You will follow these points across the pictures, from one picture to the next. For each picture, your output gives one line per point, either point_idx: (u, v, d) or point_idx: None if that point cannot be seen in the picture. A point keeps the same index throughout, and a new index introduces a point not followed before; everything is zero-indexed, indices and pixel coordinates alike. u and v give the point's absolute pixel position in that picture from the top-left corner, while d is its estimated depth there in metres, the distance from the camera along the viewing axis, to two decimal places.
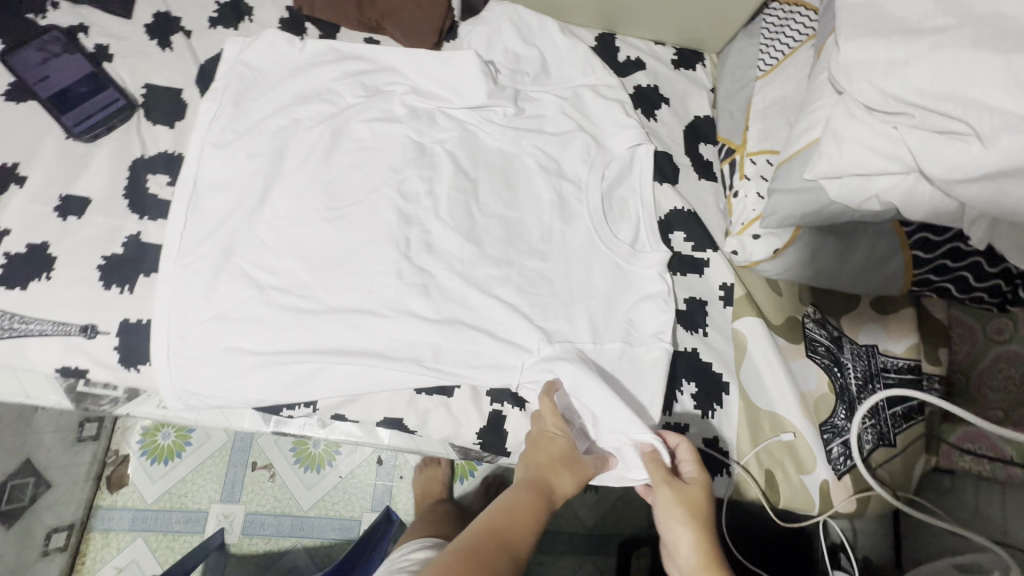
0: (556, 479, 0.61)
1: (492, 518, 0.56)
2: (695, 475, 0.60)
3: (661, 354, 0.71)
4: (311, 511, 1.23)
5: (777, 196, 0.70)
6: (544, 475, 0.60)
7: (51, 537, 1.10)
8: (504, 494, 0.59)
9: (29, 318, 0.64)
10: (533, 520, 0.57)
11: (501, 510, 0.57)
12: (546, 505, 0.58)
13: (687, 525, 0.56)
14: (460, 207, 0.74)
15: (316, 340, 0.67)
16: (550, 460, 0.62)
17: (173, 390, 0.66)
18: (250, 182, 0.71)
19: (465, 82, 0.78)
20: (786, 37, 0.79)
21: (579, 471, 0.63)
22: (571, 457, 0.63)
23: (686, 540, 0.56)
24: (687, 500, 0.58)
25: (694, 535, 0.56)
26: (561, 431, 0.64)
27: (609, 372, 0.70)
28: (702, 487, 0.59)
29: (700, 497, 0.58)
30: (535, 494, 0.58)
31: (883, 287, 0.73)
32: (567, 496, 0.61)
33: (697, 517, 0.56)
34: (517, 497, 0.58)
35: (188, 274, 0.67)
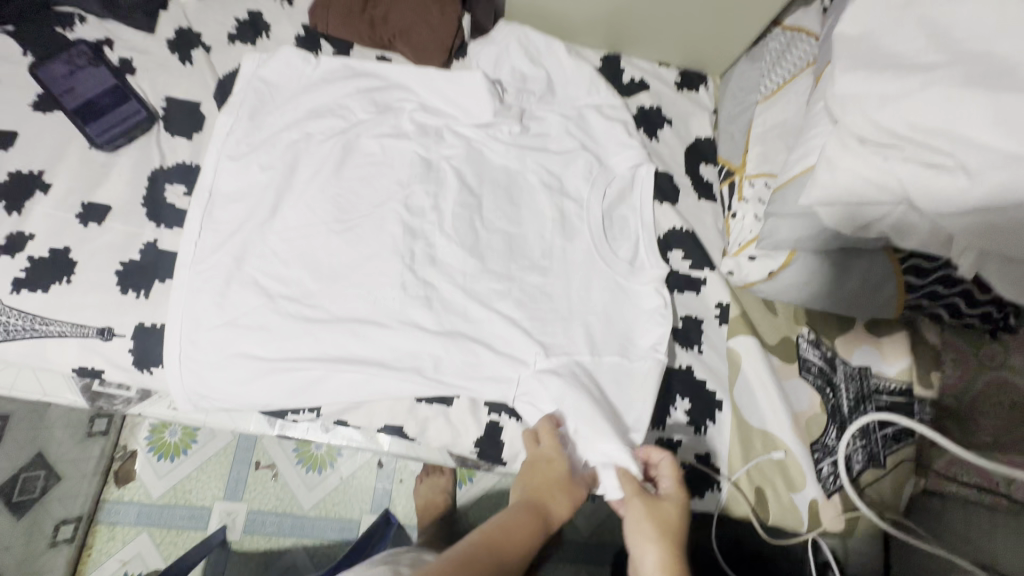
0: (552, 503, 0.62)
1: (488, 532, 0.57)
2: (670, 492, 0.62)
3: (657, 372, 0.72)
4: (312, 511, 1.26)
5: (774, 220, 0.72)
6: (540, 499, 0.62)
7: (59, 529, 1.14)
8: (501, 513, 0.59)
9: (50, 319, 0.67)
10: (528, 540, 0.58)
11: (498, 525, 0.57)
12: (541, 528, 0.59)
13: (653, 543, 0.57)
14: (464, 222, 0.77)
15: (322, 348, 0.69)
16: (548, 484, 0.63)
17: (184, 392, 0.69)
18: (263, 194, 0.74)
19: (473, 101, 0.80)
20: (790, 62, 0.82)
21: (575, 498, 0.64)
22: (568, 483, 0.64)
23: (651, 557, 0.56)
24: (659, 517, 0.59)
25: (660, 552, 0.56)
26: (561, 456, 0.66)
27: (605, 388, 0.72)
28: (676, 505, 0.60)
29: (671, 514, 0.59)
30: (532, 516, 0.60)
31: (877, 312, 0.73)
32: (562, 521, 0.62)
33: (666, 535, 0.57)
34: (514, 516, 0.59)
35: (201, 281, 0.70)
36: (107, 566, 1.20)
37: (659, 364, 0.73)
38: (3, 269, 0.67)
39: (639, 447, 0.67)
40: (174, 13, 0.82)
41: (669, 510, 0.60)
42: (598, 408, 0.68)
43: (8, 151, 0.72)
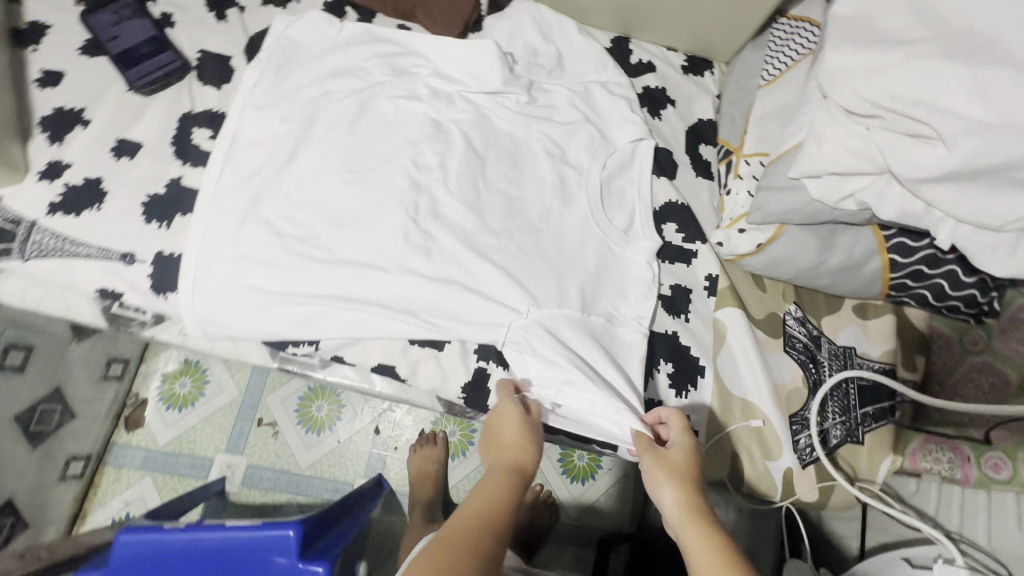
0: (520, 455, 0.63)
1: (470, 512, 0.56)
2: (678, 441, 0.64)
3: (638, 337, 0.76)
4: (308, 470, 1.31)
5: (763, 193, 0.74)
6: (510, 459, 0.63)
7: (69, 465, 1.20)
8: (477, 488, 0.60)
9: (79, 241, 0.73)
10: (508, 499, 0.59)
11: (476, 500, 0.58)
12: (517, 481, 0.61)
13: (667, 485, 0.59)
14: (468, 180, 0.81)
15: (324, 286, 0.74)
16: (511, 440, 0.65)
17: (194, 318, 0.74)
18: (282, 142, 0.79)
19: (484, 69, 0.85)
20: (792, 50, 0.85)
21: (539, 442, 0.66)
22: (528, 430, 0.66)
23: (669, 498, 0.59)
24: (670, 463, 0.61)
25: (675, 490, 0.58)
26: (513, 409, 0.67)
27: (590, 343, 0.74)
28: (684, 451, 0.63)
29: (682, 460, 0.62)
30: (505, 477, 0.61)
31: (863, 288, 0.75)
32: (535, 462, 0.64)
33: (679, 477, 0.60)
34: (491, 485, 0.60)
35: (220, 217, 0.75)
36: (111, 506, 1.26)
37: (641, 334, 0.77)
38: (42, 193, 0.73)
39: (648, 413, 0.70)
40: None
41: (679, 457, 0.62)
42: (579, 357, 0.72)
43: (56, 89, 0.78)
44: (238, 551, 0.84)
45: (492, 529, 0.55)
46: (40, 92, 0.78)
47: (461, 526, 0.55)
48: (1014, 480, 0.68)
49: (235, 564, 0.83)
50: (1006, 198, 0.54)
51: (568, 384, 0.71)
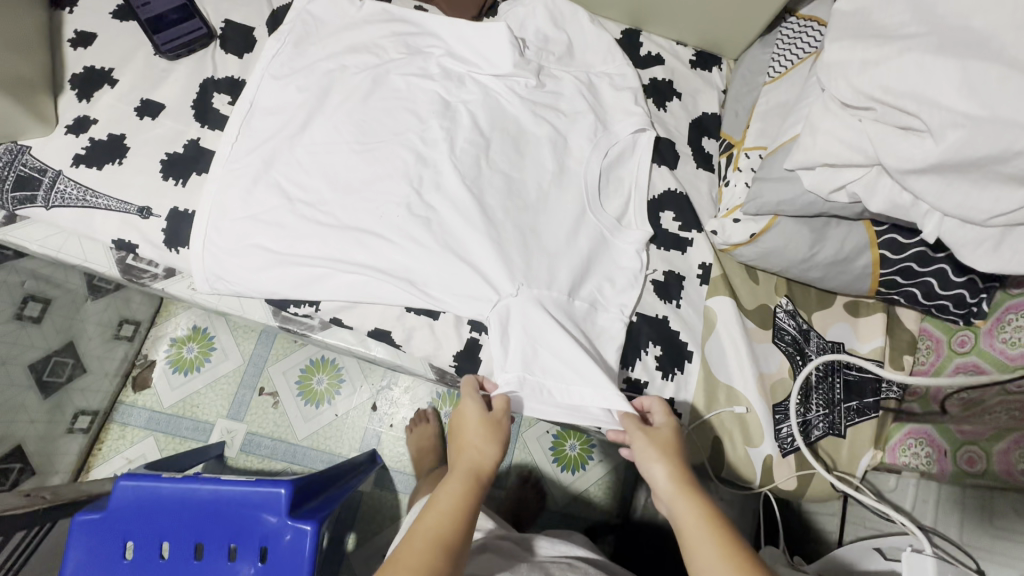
0: (478, 458, 0.66)
1: (429, 525, 0.61)
2: (664, 422, 0.69)
3: (618, 325, 0.78)
4: (305, 441, 1.34)
5: (760, 183, 0.76)
6: (470, 463, 0.66)
7: (77, 418, 1.25)
8: (438, 494, 0.64)
9: (100, 194, 0.77)
10: (466, 504, 0.63)
11: (435, 511, 0.62)
12: (478, 485, 0.65)
13: (659, 461, 0.64)
14: (472, 159, 0.83)
15: (327, 249, 0.77)
16: (473, 443, 0.68)
17: (204, 273, 0.77)
18: (296, 111, 0.83)
19: (495, 53, 0.87)
20: (798, 48, 0.86)
21: (502, 442, 0.68)
22: (490, 432, 0.68)
23: (661, 474, 0.64)
24: (661, 441, 0.66)
25: (668, 466, 0.64)
26: (478, 410, 0.69)
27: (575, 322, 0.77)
28: (672, 430, 0.67)
29: (671, 437, 0.67)
30: (467, 481, 0.65)
31: (853, 283, 0.76)
32: (495, 463, 0.67)
33: (669, 452, 0.65)
34: (451, 491, 0.64)
35: (232, 177, 0.79)
36: (114, 462, 1.31)
37: (622, 322, 0.79)
38: (67, 146, 0.78)
39: (635, 400, 0.74)
40: None
41: (667, 435, 0.67)
42: (563, 343, 0.74)
43: (87, 49, 0.82)
44: (230, 507, 0.87)
45: (448, 540, 0.60)
46: (72, 52, 0.82)
47: (422, 538, 0.60)
48: (987, 473, 0.67)
49: (226, 517, 0.87)
50: (993, 192, 0.55)
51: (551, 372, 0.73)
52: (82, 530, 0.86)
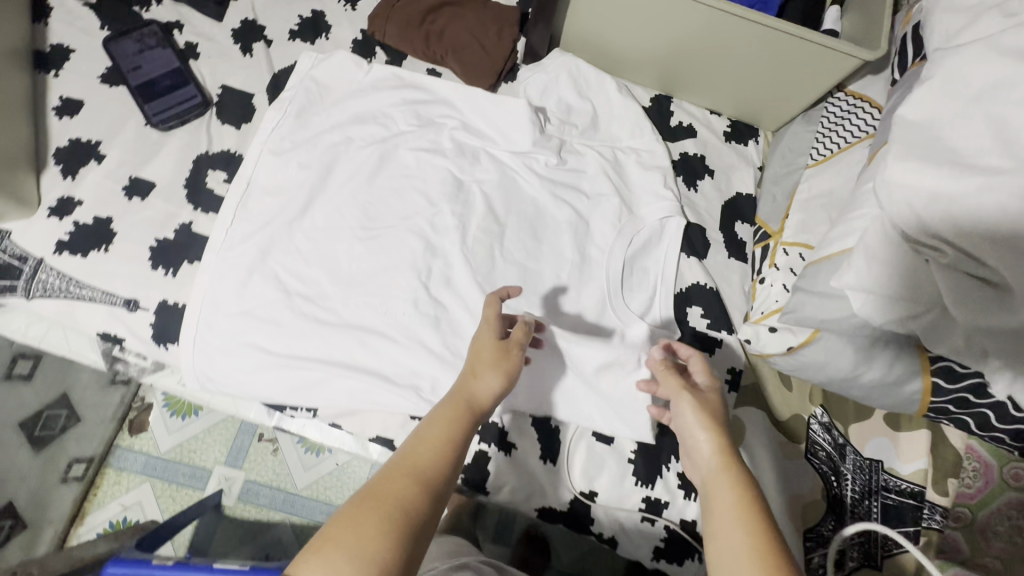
0: (475, 388, 0.59)
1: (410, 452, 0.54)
2: (705, 381, 0.63)
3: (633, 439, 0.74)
4: (304, 491, 1.20)
5: (801, 295, 0.69)
6: (466, 392, 0.58)
7: (72, 466, 1.15)
8: (426, 420, 0.57)
9: (84, 283, 0.71)
10: (454, 435, 0.55)
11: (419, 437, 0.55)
12: (472, 417, 0.57)
13: (703, 428, 0.58)
14: (485, 248, 0.77)
15: (328, 351, 0.71)
16: (476, 372, 0.60)
17: (194, 372, 0.72)
18: (296, 192, 0.76)
19: (514, 128, 0.81)
20: (846, 130, 0.78)
21: (507, 372, 0.60)
22: (499, 364, 0.61)
23: (703, 441, 0.57)
24: (707, 408, 0.59)
25: (710, 435, 0.57)
26: (490, 342, 0.62)
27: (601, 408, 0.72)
28: (715, 395, 0.61)
29: (715, 402, 0.60)
30: (456, 409, 0.57)
31: (898, 407, 0.69)
32: (495, 398, 0.59)
33: (714, 418, 0.58)
34: (441, 420, 0.56)
35: (226, 269, 0.73)
36: (109, 508, 1.17)
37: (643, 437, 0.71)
38: (51, 230, 0.72)
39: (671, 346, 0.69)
40: (244, 5, 0.85)
41: (711, 398, 0.61)
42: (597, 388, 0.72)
43: (73, 119, 0.76)
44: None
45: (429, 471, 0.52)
46: (57, 121, 0.76)
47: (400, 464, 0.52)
48: None
49: None
50: None
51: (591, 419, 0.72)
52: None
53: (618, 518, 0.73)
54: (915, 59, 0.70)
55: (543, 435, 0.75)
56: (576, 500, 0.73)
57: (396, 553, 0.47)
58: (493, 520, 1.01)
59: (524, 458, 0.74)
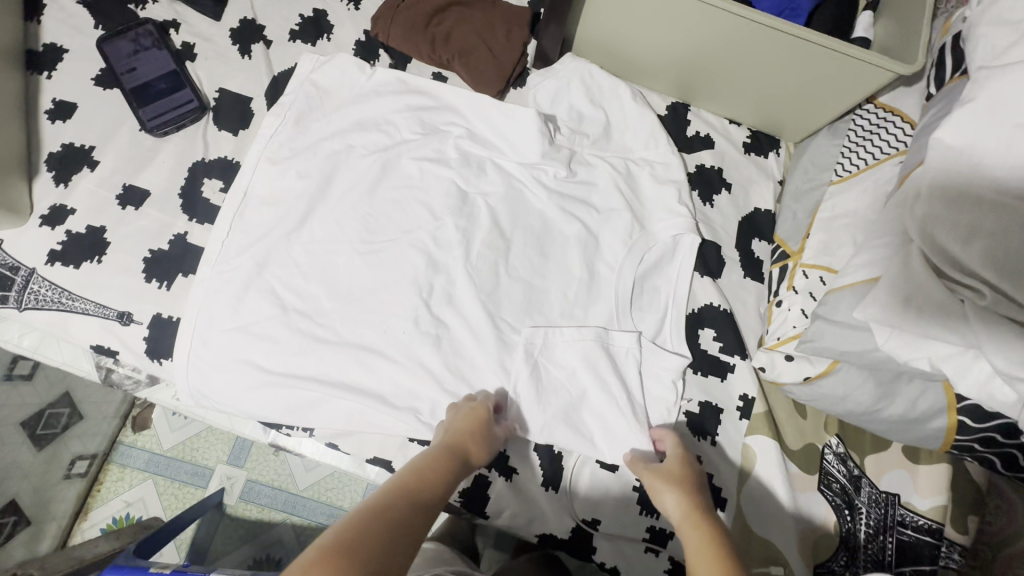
0: (469, 445, 0.63)
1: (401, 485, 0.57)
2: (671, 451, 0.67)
3: None
4: (305, 492, 1.18)
5: (820, 324, 0.65)
6: (460, 441, 0.63)
7: (74, 463, 1.12)
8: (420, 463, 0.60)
9: (76, 295, 0.69)
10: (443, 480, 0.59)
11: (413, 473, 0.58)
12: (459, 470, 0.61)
13: (669, 491, 0.63)
14: (488, 265, 0.74)
15: (325, 370, 0.69)
16: (471, 425, 0.64)
17: (188, 388, 0.70)
18: (295, 203, 0.73)
19: (522, 137, 0.77)
20: (875, 144, 0.74)
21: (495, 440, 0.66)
22: (490, 429, 0.65)
23: (671, 504, 0.62)
24: (667, 474, 0.64)
25: (677, 498, 0.62)
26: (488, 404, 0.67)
27: (606, 435, 0.70)
28: (682, 464, 0.65)
29: (678, 467, 0.65)
30: (449, 458, 0.61)
31: (919, 442, 0.66)
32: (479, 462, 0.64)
33: (678, 482, 0.63)
34: (432, 462, 0.60)
35: (221, 283, 0.70)
36: (112, 504, 1.17)
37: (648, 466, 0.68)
38: (43, 239, 0.70)
39: (654, 428, 0.70)
40: (243, 3, 0.82)
41: (674, 466, 0.65)
42: (603, 411, 0.70)
43: (67, 123, 0.74)
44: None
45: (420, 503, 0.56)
46: (50, 125, 0.74)
47: (390, 492, 0.55)
48: None
49: None
50: None
51: (595, 443, 0.70)
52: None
53: (622, 548, 0.71)
54: (954, 74, 0.65)
55: (545, 460, 0.72)
56: (578, 527, 0.71)
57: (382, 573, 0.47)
58: (494, 529, 0.99)
59: (525, 484, 0.72)
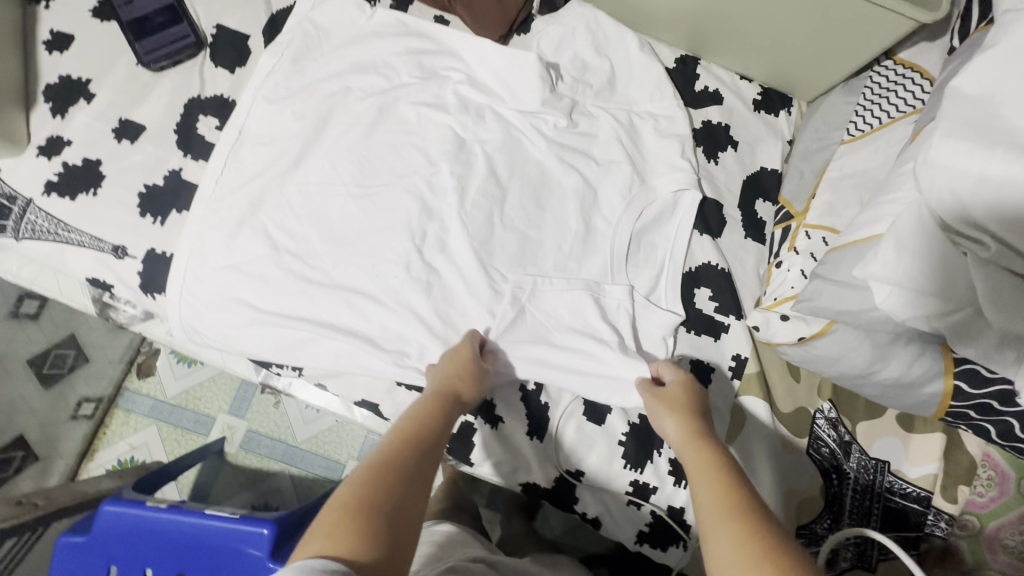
0: (457, 384, 0.63)
1: (400, 437, 0.55)
2: (673, 378, 0.65)
3: (623, 419, 0.72)
4: (303, 444, 1.14)
5: (818, 282, 0.64)
6: (449, 384, 0.62)
7: (82, 405, 1.11)
8: (409, 411, 0.59)
9: (72, 227, 0.70)
10: (438, 422, 0.59)
11: (407, 422, 0.57)
12: (453, 409, 0.61)
13: (670, 417, 0.61)
14: (483, 213, 0.73)
15: (315, 311, 0.69)
16: (458, 369, 0.64)
17: (180, 323, 0.70)
18: (291, 143, 0.73)
19: (522, 84, 0.75)
20: (891, 103, 0.71)
21: (482, 378, 0.65)
22: (480, 368, 0.65)
23: (672, 429, 0.60)
24: (667, 399, 0.62)
25: (677, 422, 0.60)
26: (473, 345, 0.66)
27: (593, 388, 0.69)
28: (684, 387, 0.63)
29: (679, 392, 0.63)
30: (438, 400, 0.60)
31: (913, 408, 0.65)
32: (470, 400, 0.64)
33: (678, 408, 0.61)
34: (423, 409, 0.59)
35: (214, 220, 0.70)
36: (118, 447, 1.14)
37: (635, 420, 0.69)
38: (40, 170, 0.70)
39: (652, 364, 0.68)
40: None
41: (676, 391, 0.63)
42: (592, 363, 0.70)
43: (64, 55, 0.73)
44: (213, 539, 0.73)
45: (422, 450, 0.54)
46: (47, 56, 0.73)
47: (391, 446, 0.54)
48: None
49: (208, 552, 0.74)
50: None
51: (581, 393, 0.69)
52: (64, 554, 0.76)
53: (604, 500, 0.72)
54: (979, 24, 0.62)
55: (531, 411, 0.72)
56: (562, 477, 0.72)
57: (400, 530, 0.47)
58: (486, 485, 0.98)
59: (511, 433, 0.73)
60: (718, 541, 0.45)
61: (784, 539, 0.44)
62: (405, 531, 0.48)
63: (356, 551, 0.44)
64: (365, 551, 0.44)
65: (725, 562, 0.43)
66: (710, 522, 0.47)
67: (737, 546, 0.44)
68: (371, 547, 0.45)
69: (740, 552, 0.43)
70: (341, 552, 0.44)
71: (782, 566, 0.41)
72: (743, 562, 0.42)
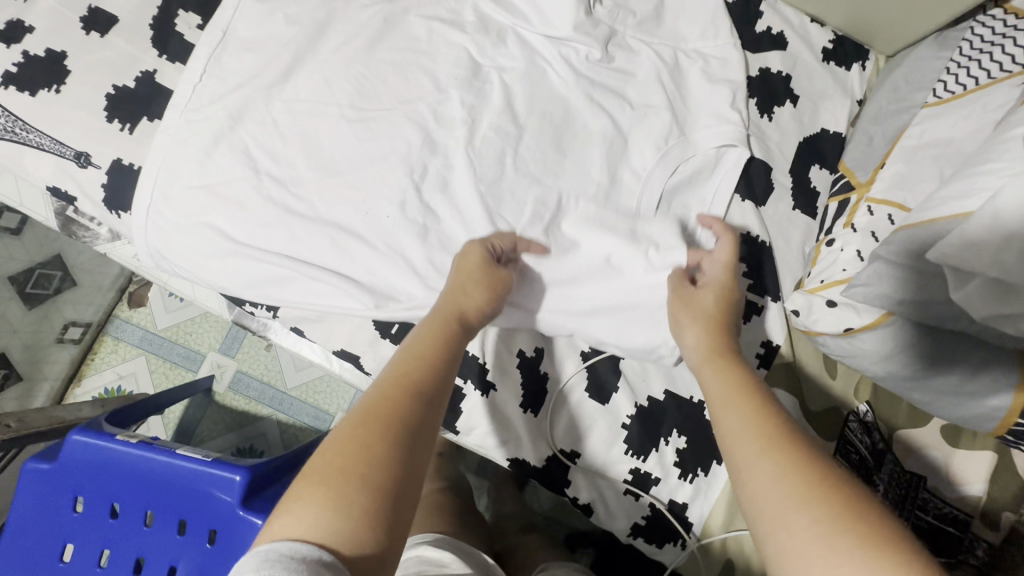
0: (463, 303, 0.53)
1: (394, 378, 0.45)
2: (713, 272, 0.57)
3: (628, 400, 0.64)
4: (294, 391, 1.07)
5: (879, 265, 0.53)
6: (454, 304, 0.52)
7: (68, 330, 1.01)
8: (408, 338, 0.50)
9: (31, 126, 0.61)
10: (443, 349, 0.49)
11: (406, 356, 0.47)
12: (461, 331, 0.51)
13: (692, 325, 0.54)
14: (494, 151, 0.63)
15: (293, 246, 0.61)
16: (464, 285, 0.54)
17: (147, 246, 0.63)
18: (280, 51, 0.63)
19: (552, 4, 0.64)
20: (994, 60, 0.57)
21: (495, 292, 0.55)
22: (491, 280, 0.55)
23: (691, 338, 0.53)
24: (693, 302, 0.55)
25: (698, 331, 0.53)
26: (482, 254, 0.56)
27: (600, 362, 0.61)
28: (716, 292, 0.55)
29: (713, 292, 0.55)
30: (442, 324, 0.51)
31: (967, 421, 0.55)
32: (481, 317, 0.54)
33: (703, 316, 0.53)
34: (426, 339, 0.49)
35: (188, 133, 0.61)
36: (105, 375, 1.06)
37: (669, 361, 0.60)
38: None
39: (700, 217, 0.63)
40: None
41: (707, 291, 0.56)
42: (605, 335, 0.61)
43: None
44: (180, 485, 0.66)
45: (426, 396, 0.44)
46: None
47: (384, 390, 0.44)
48: None
49: (173, 497, 0.66)
50: None
51: None
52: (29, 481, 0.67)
53: (599, 485, 0.65)
54: None
55: (528, 379, 0.65)
56: (554, 457, 0.65)
57: (398, 491, 0.39)
58: (474, 453, 0.92)
59: (503, 403, 0.65)
60: (758, 470, 0.39)
61: (842, 479, 0.36)
62: (404, 491, 0.39)
63: (344, 535, 0.35)
64: (350, 525, 0.36)
65: (765, 501, 0.37)
66: (744, 449, 0.41)
67: (781, 478, 0.37)
68: (365, 530, 0.36)
69: (784, 487, 0.36)
70: (320, 534, 0.35)
71: (842, 509, 0.34)
72: (796, 497, 0.36)
